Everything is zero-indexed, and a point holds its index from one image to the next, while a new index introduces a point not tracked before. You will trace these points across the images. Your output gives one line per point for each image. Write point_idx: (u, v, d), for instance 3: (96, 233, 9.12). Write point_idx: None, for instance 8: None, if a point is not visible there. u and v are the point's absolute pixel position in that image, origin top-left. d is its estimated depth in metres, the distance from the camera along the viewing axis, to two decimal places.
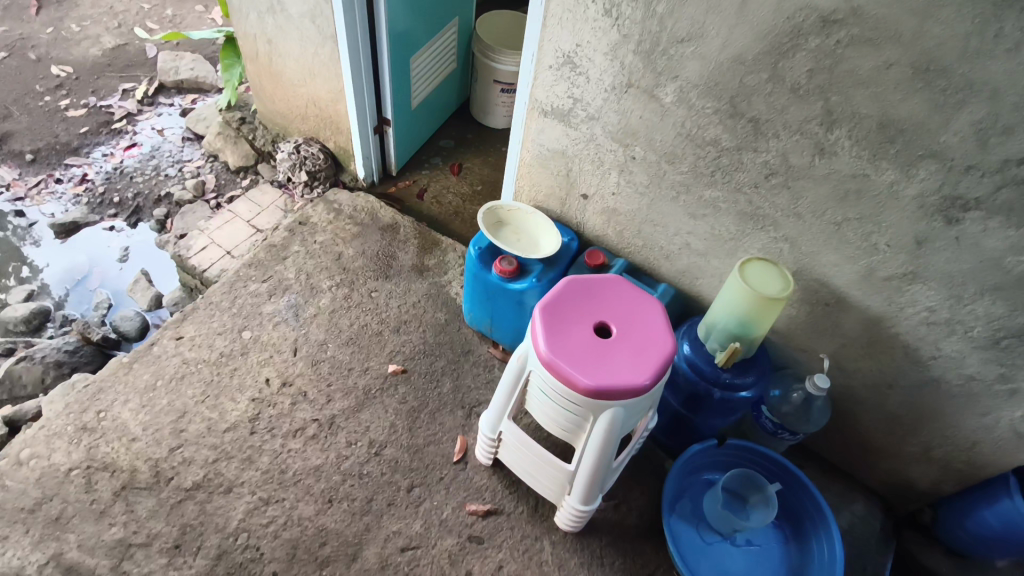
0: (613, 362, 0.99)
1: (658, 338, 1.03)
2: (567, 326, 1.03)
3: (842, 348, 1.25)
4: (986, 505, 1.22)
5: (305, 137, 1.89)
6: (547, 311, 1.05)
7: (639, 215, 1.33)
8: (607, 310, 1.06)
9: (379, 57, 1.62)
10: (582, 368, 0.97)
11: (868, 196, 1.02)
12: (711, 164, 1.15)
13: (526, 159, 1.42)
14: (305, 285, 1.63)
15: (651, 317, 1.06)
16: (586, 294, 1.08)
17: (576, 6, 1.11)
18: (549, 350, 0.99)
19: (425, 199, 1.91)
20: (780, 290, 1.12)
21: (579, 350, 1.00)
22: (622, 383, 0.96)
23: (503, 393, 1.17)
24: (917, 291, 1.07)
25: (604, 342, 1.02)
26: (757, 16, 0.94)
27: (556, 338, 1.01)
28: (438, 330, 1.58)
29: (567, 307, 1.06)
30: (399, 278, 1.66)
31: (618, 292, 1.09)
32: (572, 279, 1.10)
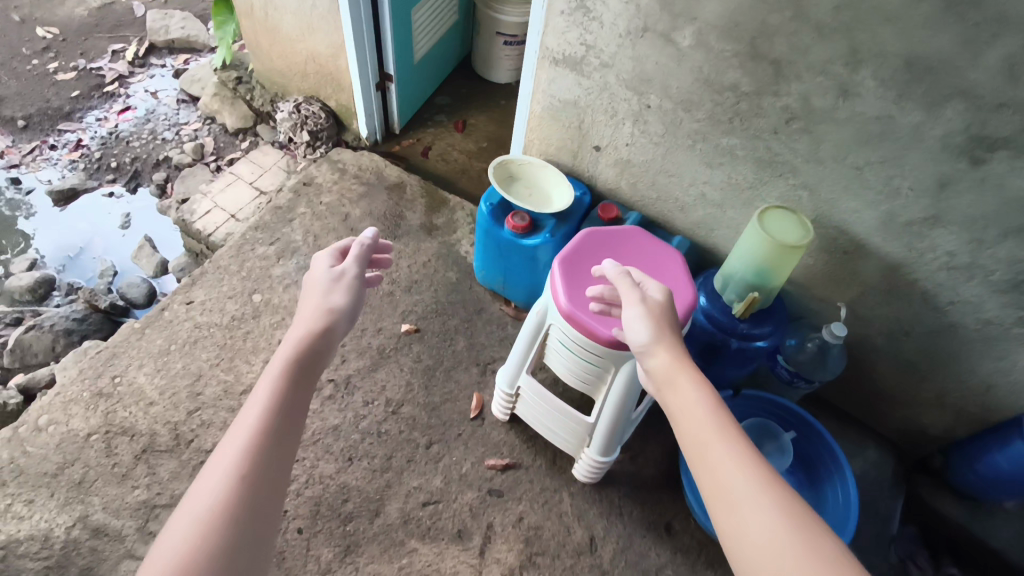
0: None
1: (678, 289, 1.02)
2: (587, 278, 1.02)
3: (859, 296, 1.24)
4: (998, 449, 1.24)
5: (305, 96, 1.84)
6: (566, 263, 1.03)
7: (653, 165, 1.31)
8: (627, 262, 1.05)
9: (380, 9, 1.57)
10: (603, 320, 0.97)
11: (892, 138, 0.99)
12: (729, 111, 1.12)
13: (536, 111, 1.39)
14: (313, 246, 1.61)
15: (672, 268, 1.04)
16: (604, 245, 1.07)
17: None
18: (569, 303, 0.99)
19: (430, 157, 1.88)
20: (800, 238, 1.10)
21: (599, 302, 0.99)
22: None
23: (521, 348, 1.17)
24: (937, 235, 1.06)
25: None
26: None
27: (576, 290, 1.00)
28: (450, 289, 1.57)
29: (586, 259, 1.04)
30: (408, 238, 1.65)
31: (639, 244, 1.08)
32: (591, 230, 1.08)
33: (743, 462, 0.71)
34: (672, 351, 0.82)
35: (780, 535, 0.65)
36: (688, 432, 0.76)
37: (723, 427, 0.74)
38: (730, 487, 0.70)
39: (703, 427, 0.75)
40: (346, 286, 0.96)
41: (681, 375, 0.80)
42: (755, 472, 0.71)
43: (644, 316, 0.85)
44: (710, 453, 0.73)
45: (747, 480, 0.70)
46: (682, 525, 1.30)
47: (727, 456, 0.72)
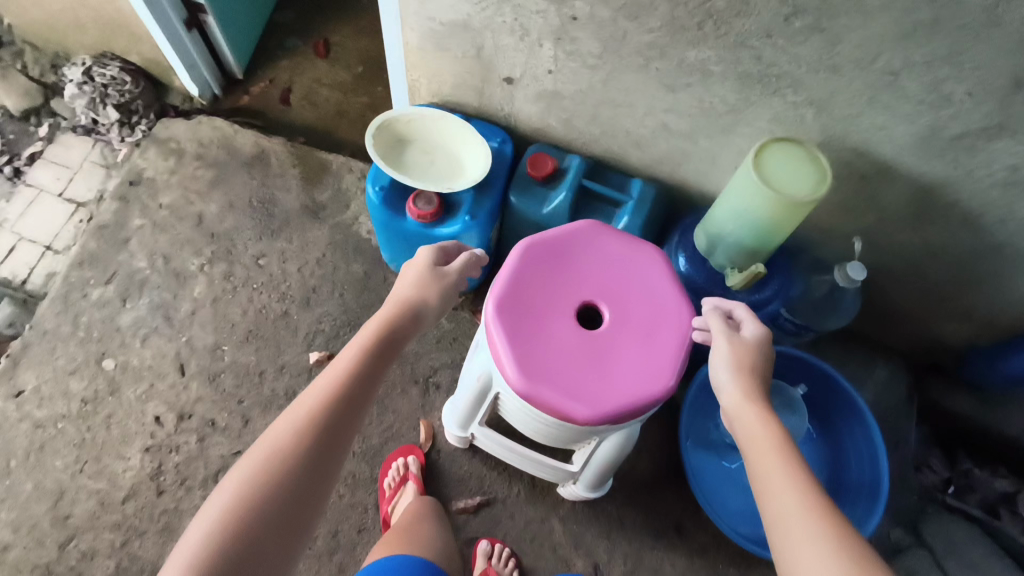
0: (617, 366, 0.68)
1: (671, 308, 0.72)
2: (540, 321, 0.70)
3: (875, 221, 0.96)
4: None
5: (94, 53, 1.33)
6: (506, 304, 0.71)
7: (591, 95, 0.93)
8: (592, 279, 0.73)
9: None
10: (577, 394, 0.67)
11: (952, 28, 0.65)
12: (698, 13, 0.74)
13: (412, 41, 0.96)
14: (167, 272, 1.21)
15: (655, 279, 0.74)
16: (556, 264, 0.74)
17: None
18: (525, 377, 0.67)
19: (292, 103, 1.42)
20: (817, 187, 0.78)
21: (565, 359, 0.68)
22: (636, 399, 0.67)
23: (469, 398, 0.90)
24: (997, 149, 0.76)
25: (598, 333, 0.70)
26: None
27: (527, 347, 0.69)
28: (360, 289, 1.23)
29: (534, 290, 0.72)
30: (289, 230, 1.26)
31: (605, 244, 0.75)
32: (534, 239, 0.75)
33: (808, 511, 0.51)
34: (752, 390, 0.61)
35: None
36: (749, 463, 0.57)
37: (813, 481, 0.53)
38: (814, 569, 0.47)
39: (773, 468, 0.55)
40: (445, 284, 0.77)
41: (762, 419, 0.59)
42: (822, 521, 0.50)
43: (727, 355, 0.64)
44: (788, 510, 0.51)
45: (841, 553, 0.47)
46: (693, 521, 1.12)
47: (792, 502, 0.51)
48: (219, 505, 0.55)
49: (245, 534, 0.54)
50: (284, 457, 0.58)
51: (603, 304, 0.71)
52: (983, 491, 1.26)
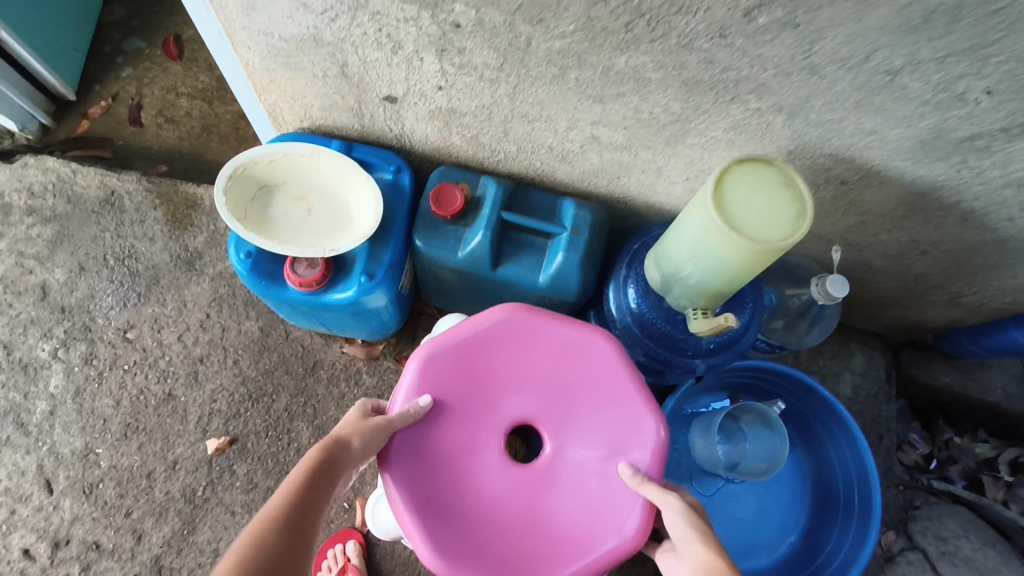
0: (558, 517, 0.63)
1: (614, 423, 0.65)
2: (456, 480, 0.63)
3: (857, 225, 0.79)
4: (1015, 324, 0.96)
5: None
6: (411, 466, 0.62)
7: (497, 111, 0.72)
8: (511, 406, 0.66)
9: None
10: (526, 567, 0.61)
11: (974, 15, 0.46)
12: (622, 12, 0.53)
13: (254, 62, 0.72)
14: (13, 366, 0.99)
15: (602, 393, 0.66)
16: (479, 404, 0.66)
17: None
18: (458, 565, 0.60)
19: (145, 122, 1.15)
20: (797, 211, 0.60)
21: (494, 524, 0.62)
22: (589, 557, 0.61)
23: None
24: (1016, 149, 0.59)
25: (528, 479, 0.64)
26: None
27: (447, 519, 0.61)
28: (258, 351, 1.01)
29: (442, 442, 0.64)
30: (160, 289, 1.03)
31: (518, 354, 0.67)
32: (428, 367, 0.66)
33: None
34: (705, 532, 0.53)
35: None
36: None
37: None
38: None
39: None
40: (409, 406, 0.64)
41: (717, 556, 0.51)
42: None
43: (678, 508, 0.57)
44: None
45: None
46: None
47: None
48: None
49: None
50: None
51: (545, 441, 0.64)
52: (965, 461, 1.15)
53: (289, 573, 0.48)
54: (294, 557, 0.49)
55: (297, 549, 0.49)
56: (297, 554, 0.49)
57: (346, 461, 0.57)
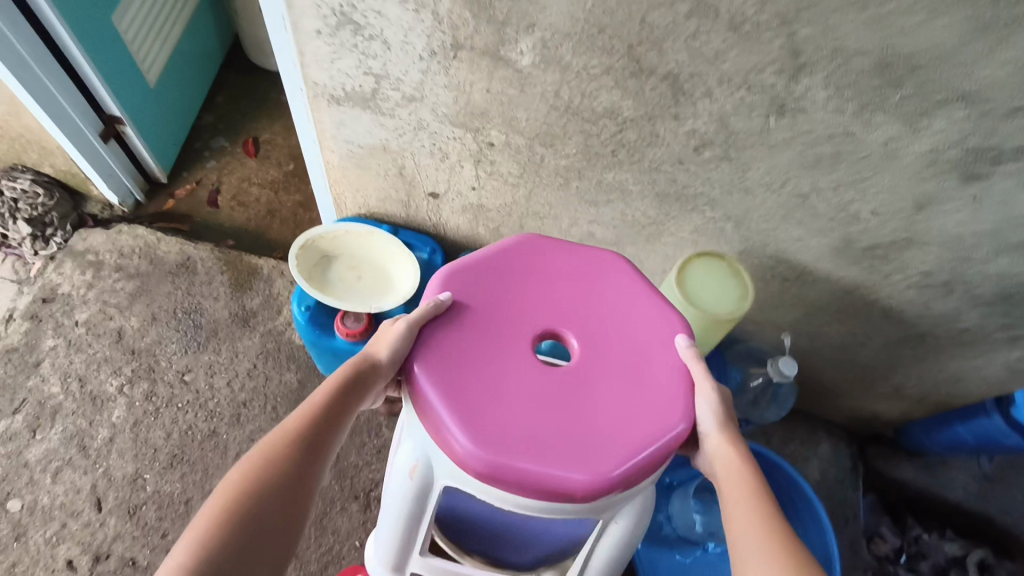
0: (597, 413, 0.62)
1: (641, 329, 0.69)
2: (491, 372, 0.63)
3: (802, 317, 0.97)
4: (959, 421, 1.08)
5: (5, 164, 1.29)
6: (437, 363, 0.63)
7: (516, 209, 0.93)
8: (538, 315, 0.68)
9: (49, 23, 1.02)
10: (569, 460, 0.58)
11: (851, 160, 0.67)
12: (611, 143, 0.75)
13: (333, 161, 0.94)
14: (83, 397, 1.14)
15: (628, 305, 0.70)
16: (507, 311, 0.68)
17: None
18: (498, 453, 0.58)
19: (221, 204, 1.38)
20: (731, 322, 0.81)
21: (536, 413, 0.61)
22: (637, 453, 0.60)
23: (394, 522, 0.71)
24: (907, 257, 0.78)
25: (565, 374, 0.64)
26: None
27: (485, 408, 0.60)
28: (294, 400, 1.17)
29: (469, 340, 0.65)
30: (217, 341, 1.21)
31: (537, 272, 0.72)
32: (448, 284, 0.69)
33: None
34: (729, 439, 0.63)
35: None
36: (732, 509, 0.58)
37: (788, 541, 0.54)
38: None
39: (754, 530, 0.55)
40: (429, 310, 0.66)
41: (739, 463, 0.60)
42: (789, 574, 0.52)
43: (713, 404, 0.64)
44: (751, 554, 0.54)
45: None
46: None
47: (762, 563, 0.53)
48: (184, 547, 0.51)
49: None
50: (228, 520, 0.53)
51: (575, 343, 0.66)
52: (936, 556, 1.23)
53: (287, 491, 0.56)
54: (292, 478, 0.57)
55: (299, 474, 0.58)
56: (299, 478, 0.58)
57: (355, 391, 0.63)
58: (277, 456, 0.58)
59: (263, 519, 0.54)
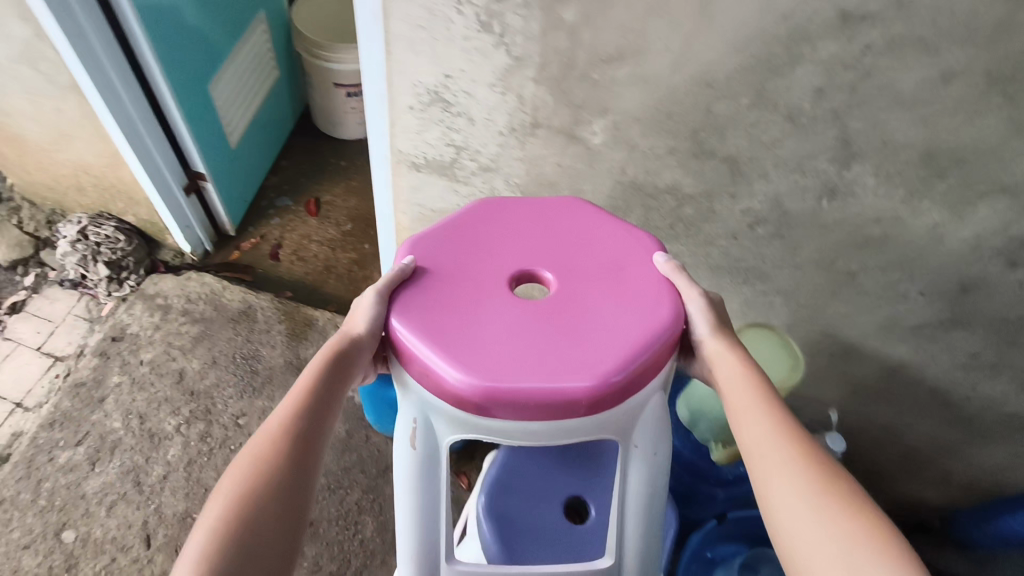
0: (584, 329, 0.59)
1: (617, 244, 0.68)
2: (472, 303, 0.61)
3: (848, 393, 0.99)
4: (1010, 512, 1.03)
5: (93, 211, 1.39)
6: (411, 307, 0.61)
7: None
8: (506, 252, 0.66)
9: (160, 94, 1.13)
10: (564, 373, 0.56)
11: (898, 242, 0.71)
12: (669, 216, 0.81)
13: (405, 223, 1.01)
14: (142, 434, 1.19)
15: (599, 229, 0.68)
16: (475, 251, 0.66)
17: (432, 22, 0.67)
18: (492, 377, 0.56)
19: (283, 258, 1.47)
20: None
21: (523, 332, 0.59)
22: (633, 358, 0.57)
23: (406, 516, 0.64)
24: (953, 337, 0.80)
25: (545, 300, 0.62)
26: (735, 18, 0.57)
27: (471, 335, 0.59)
28: (342, 450, 1.20)
29: (441, 283, 0.63)
30: (272, 387, 1.26)
31: (501, 208, 0.71)
32: (408, 240, 0.67)
33: (799, 467, 0.53)
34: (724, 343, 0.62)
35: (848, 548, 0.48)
36: (737, 411, 0.58)
37: (800, 439, 0.55)
38: (787, 515, 0.51)
39: (763, 434, 0.56)
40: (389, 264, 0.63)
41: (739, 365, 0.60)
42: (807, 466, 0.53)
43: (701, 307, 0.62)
44: (775, 461, 0.54)
45: (812, 497, 0.51)
46: None
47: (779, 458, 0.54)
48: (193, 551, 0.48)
49: None
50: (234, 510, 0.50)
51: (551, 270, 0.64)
52: None
53: (290, 476, 0.53)
54: (292, 459, 0.54)
55: (299, 453, 0.55)
56: (301, 458, 0.55)
57: (347, 367, 0.60)
58: (270, 440, 0.54)
59: (279, 489, 0.52)
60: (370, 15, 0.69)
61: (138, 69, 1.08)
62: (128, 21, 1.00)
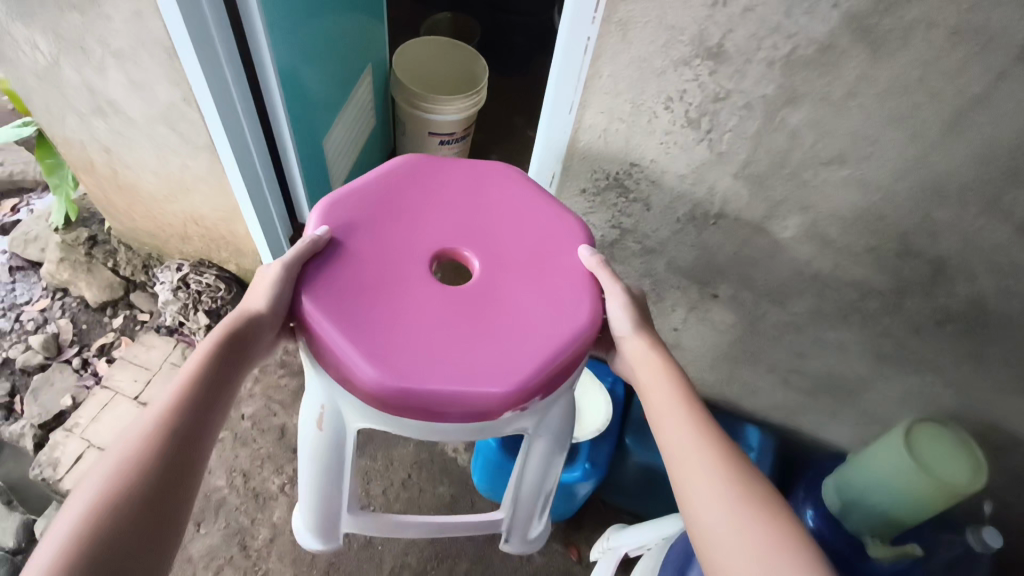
0: (498, 327, 0.69)
1: (537, 236, 0.76)
2: (392, 298, 0.69)
3: (1002, 486, 0.94)
4: None
5: (193, 258, 1.39)
6: (335, 297, 0.68)
7: (714, 351, 0.95)
8: (434, 239, 0.74)
9: (283, 149, 1.11)
10: (474, 372, 0.65)
11: None
12: (844, 308, 0.77)
13: None
14: (245, 493, 1.17)
15: (518, 223, 0.76)
16: (398, 237, 0.73)
17: (635, 115, 0.66)
18: (406, 372, 0.64)
19: None
20: (918, 513, 0.84)
21: (438, 328, 0.67)
22: (544, 360, 0.67)
23: (321, 467, 0.78)
24: None
25: (462, 296, 0.70)
26: (989, 132, 0.54)
27: (395, 330, 0.66)
28: (448, 515, 1.17)
29: (368, 272, 0.70)
30: (374, 446, 1.24)
31: (425, 191, 0.78)
32: (325, 223, 0.73)
33: (704, 448, 0.63)
34: (640, 333, 0.72)
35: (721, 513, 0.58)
36: (655, 401, 0.68)
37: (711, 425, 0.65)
38: (694, 499, 0.60)
39: (678, 419, 0.66)
40: (316, 246, 0.70)
41: (656, 357, 0.70)
42: (707, 445, 0.63)
43: (624, 304, 0.72)
44: (684, 443, 0.64)
45: (713, 475, 0.60)
46: None
47: (690, 439, 0.64)
48: (85, 503, 0.53)
49: (111, 531, 0.52)
50: (130, 467, 0.56)
51: (473, 264, 0.73)
52: None
53: (188, 440, 0.60)
54: (190, 426, 0.61)
55: (197, 422, 0.61)
56: (197, 427, 0.61)
57: (250, 346, 0.67)
58: (170, 409, 0.60)
59: (169, 465, 0.58)
60: (568, 99, 0.67)
61: (266, 126, 1.06)
62: (267, 83, 0.98)
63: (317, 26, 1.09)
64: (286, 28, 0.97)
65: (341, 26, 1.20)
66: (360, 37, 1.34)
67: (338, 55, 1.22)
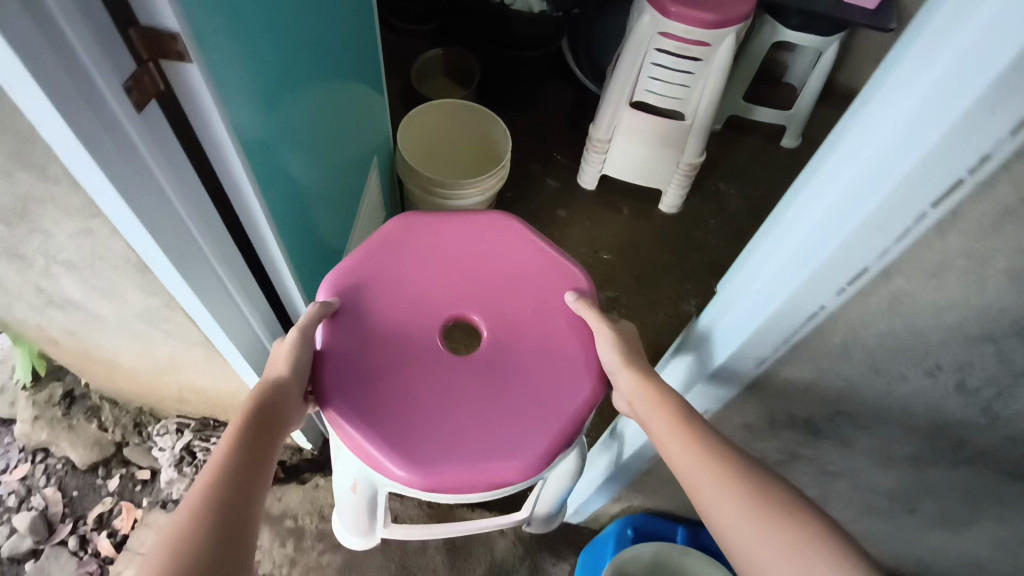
0: (508, 391, 0.78)
1: (530, 292, 0.86)
2: (407, 377, 0.78)
3: None
4: None
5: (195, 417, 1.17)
6: (359, 381, 0.77)
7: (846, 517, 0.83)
8: (441, 306, 0.84)
9: (277, 274, 0.80)
10: (493, 445, 0.75)
11: None
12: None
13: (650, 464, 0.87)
14: None
15: (511, 280, 0.87)
16: (406, 308, 0.83)
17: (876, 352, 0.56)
18: (433, 455, 0.73)
19: None
20: None
21: (452, 403, 0.77)
22: (557, 423, 0.77)
23: (367, 507, 0.91)
24: None
25: (473, 363, 0.80)
26: None
27: (418, 411, 0.76)
28: None
29: (383, 352, 0.79)
30: None
31: (423, 258, 0.87)
32: (336, 300, 0.81)
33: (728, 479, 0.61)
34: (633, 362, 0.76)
35: (764, 548, 0.57)
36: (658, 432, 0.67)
37: (717, 449, 0.63)
38: (739, 542, 0.58)
39: (683, 451, 0.64)
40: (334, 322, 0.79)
41: (642, 373, 0.74)
42: (724, 471, 0.62)
43: (609, 338, 0.79)
44: (700, 478, 0.62)
45: (744, 506, 0.59)
46: None
47: (703, 468, 0.62)
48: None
49: None
50: (189, 536, 0.52)
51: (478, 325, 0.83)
52: None
53: (242, 499, 0.57)
54: (243, 485, 0.58)
55: (247, 479, 0.59)
56: (248, 482, 0.59)
57: (281, 406, 0.67)
58: (217, 471, 0.58)
59: (228, 523, 0.55)
60: (778, 336, 0.60)
61: (257, 260, 0.76)
62: (256, 217, 0.68)
63: (290, 94, 0.74)
64: (252, 125, 0.63)
65: (316, 76, 0.84)
66: (338, 71, 0.97)
67: (316, 114, 0.88)
